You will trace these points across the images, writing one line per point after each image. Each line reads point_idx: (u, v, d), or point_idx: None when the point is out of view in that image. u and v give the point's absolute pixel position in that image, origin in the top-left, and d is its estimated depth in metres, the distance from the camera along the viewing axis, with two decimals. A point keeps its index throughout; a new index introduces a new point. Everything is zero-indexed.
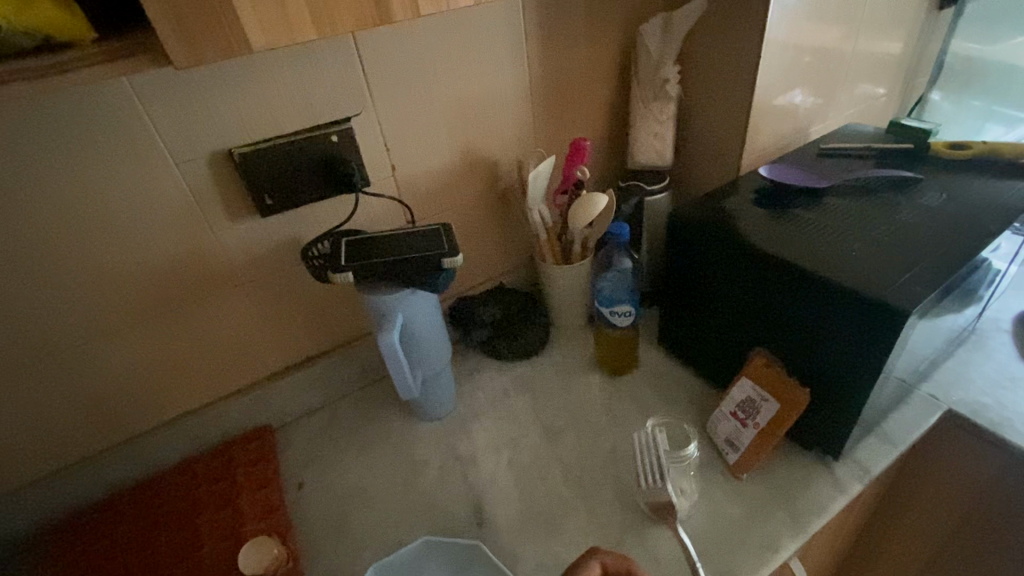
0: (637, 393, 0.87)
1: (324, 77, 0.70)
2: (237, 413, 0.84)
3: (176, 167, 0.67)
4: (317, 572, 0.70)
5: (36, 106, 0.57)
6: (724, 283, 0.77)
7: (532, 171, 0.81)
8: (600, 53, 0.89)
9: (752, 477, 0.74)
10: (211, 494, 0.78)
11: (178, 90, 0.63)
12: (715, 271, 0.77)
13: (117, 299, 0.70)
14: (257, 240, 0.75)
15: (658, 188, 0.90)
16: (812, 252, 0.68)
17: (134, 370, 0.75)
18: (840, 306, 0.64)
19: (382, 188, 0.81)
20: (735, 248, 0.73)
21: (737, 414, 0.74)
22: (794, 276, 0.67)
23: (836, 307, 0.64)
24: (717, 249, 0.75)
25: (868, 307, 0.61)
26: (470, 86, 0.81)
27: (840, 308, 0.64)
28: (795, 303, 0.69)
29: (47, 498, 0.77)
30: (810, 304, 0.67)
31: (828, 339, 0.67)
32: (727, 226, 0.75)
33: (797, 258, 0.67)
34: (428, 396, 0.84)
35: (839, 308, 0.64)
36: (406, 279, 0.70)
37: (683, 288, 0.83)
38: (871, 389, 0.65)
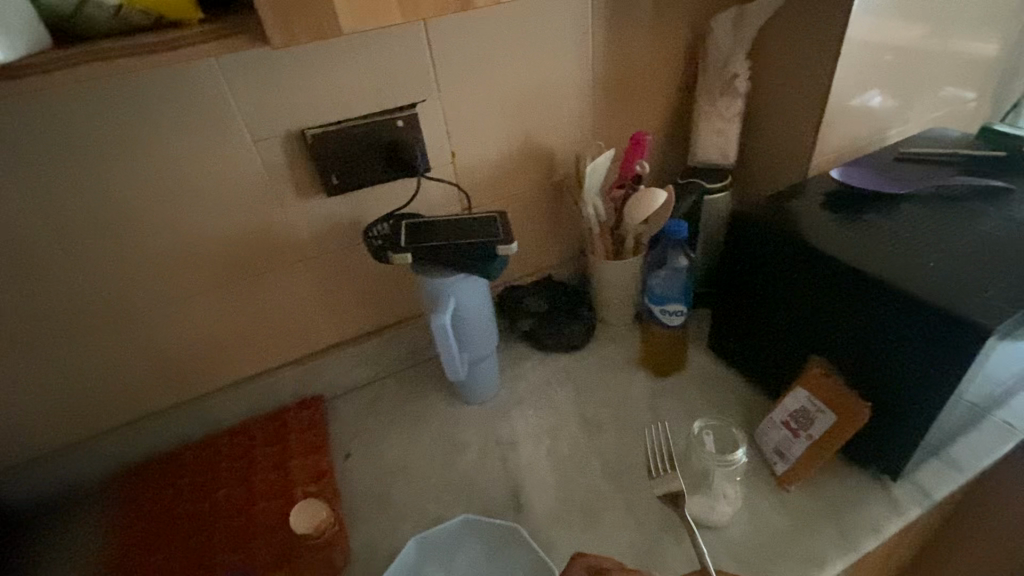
0: (683, 394, 0.86)
1: (394, 63, 0.72)
2: (293, 381, 0.89)
3: (254, 145, 0.71)
4: (359, 538, 0.73)
5: (137, 82, 0.62)
6: (785, 288, 0.74)
7: (589, 165, 0.82)
8: (667, 46, 0.87)
9: (802, 490, 0.71)
10: (266, 455, 0.82)
11: (261, 72, 0.67)
12: (774, 275, 0.75)
13: (193, 266, 0.75)
14: (321, 218, 0.79)
15: (719, 186, 0.87)
16: (883, 260, 0.65)
17: (204, 334, 0.81)
18: (912, 319, 0.60)
19: (442, 174, 0.83)
20: (800, 253, 0.70)
21: (788, 423, 0.72)
22: (862, 284, 0.64)
23: (907, 320, 0.61)
24: (780, 253, 0.72)
25: (944, 322, 0.58)
26: (533, 76, 0.81)
27: (913, 322, 0.61)
28: (861, 312, 0.65)
29: (122, 445, 0.83)
30: (878, 315, 0.64)
31: (894, 353, 0.63)
32: (792, 230, 0.72)
33: (866, 266, 0.64)
34: (473, 381, 0.86)
35: (910, 322, 0.61)
36: (461, 264, 0.72)
37: (739, 290, 0.81)
38: (940, 409, 0.62)
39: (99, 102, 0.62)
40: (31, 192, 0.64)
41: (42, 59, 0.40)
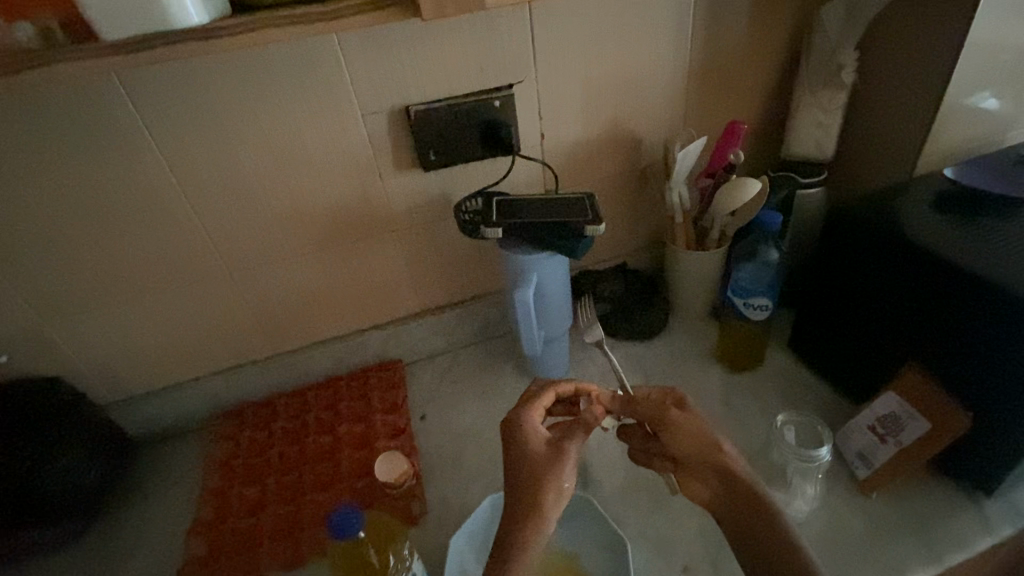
0: (758, 391, 0.85)
1: (496, 44, 0.75)
2: (374, 344, 0.94)
3: (362, 118, 0.75)
4: (435, 494, 0.78)
5: (266, 55, 0.67)
6: (882, 289, 0.71)
7: (681, 150, 0.81)
8: (769, 34, 0.85)
9: (884, 497, 0.70)
10: (349, 409, 0.89)
11: (375, 49, 0.71)
12: (870, 274, 0.72)
13: (299, 229, 0.81)
14: (415, 191, 0.83)
15: (813, 181, 0.85)
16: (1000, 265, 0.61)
17: (301, 293, 0.87)
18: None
19: (530, 155, 0.85)
20: (905, 251, 0.67)
21: (875, 428, 0.70)
22: (972, 289, 0.61)
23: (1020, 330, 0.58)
24: (881, 251, 0.70)
25: None
26: (629, 61, 0.81)
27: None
28: (967, 318, 0.62)
29: (220, 389, 0.91)
30: (987, 323, 0.60)
31: (1001, 364, 0.60)
32: (897, 227, 0.69)
33: (979, 270, 0.61)
34: (546, 358, 0.88)
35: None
36: (548, 242, 0.74)
37: (830, 289, 0.78)
38: None
39: (232, 72, 0.68)
40: (171, 153, 0.71)
41: (231, 23, 0.45)
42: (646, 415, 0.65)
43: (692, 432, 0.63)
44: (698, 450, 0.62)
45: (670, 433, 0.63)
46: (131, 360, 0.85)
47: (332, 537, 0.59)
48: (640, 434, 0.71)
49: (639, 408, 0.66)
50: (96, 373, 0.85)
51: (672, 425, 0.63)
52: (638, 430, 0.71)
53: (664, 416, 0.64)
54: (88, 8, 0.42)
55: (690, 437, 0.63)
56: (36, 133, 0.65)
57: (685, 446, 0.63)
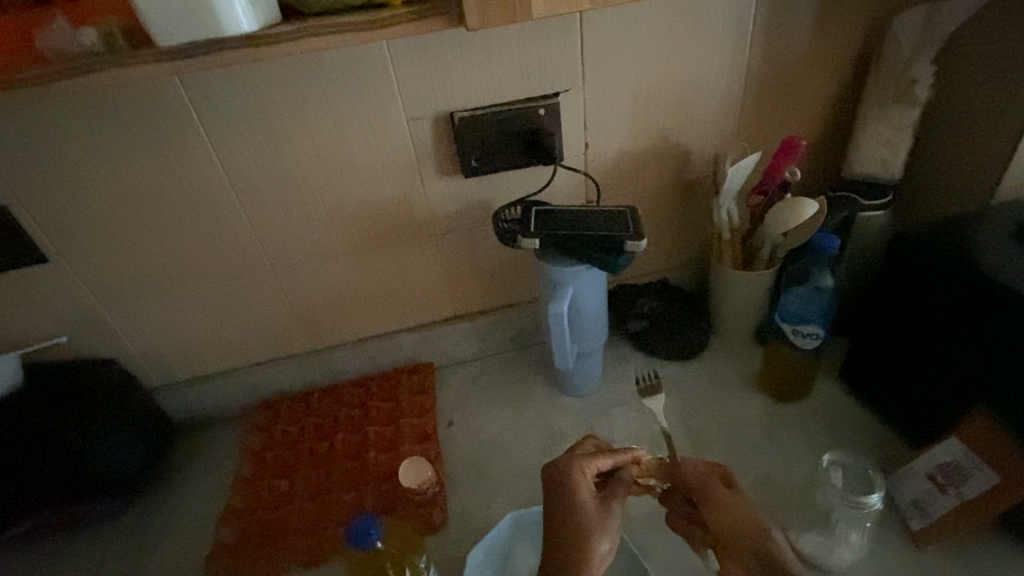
0: (802, 424, 0.80)
1: (544, 51, 0.74)
2: (407, 347, 0.94)
3: (406, 123, 0.76)
4: (457, 503, 0.78)
5: (317, 58, 0.69)
6: (949, 324, 0.66)
7: (732, 166, 0.77)
8: (834, 46, 0.80)
9: (940, 553, 0.65)
10: (379, 410, 0.89)
11: (423, 55, 0.71)
12: (935, 306, 0.67)
13: (340, 230, 0.83)
14: (455, 197, 0.83)
15: (876, 204, 0.79)
16: None
17: (339, 291, 0.88)
18: None
19: (573, 164, 0.83)
20: (981, 287, 0.61)
21: (935, 477, 0.64)
22: None
23: None
24: (952, 283, 0.64)
25: None
26: (681, 71, 0.78)
27: None
28: None
29: (258, 380, 0.93)
30: None
31: None
32: (970, 259, 0.63)
33: None
34: (579, 373, 0.86)
35: None
36: (585, 254, 0.72)
37: (888, 318, 0.73)
38: None
39: (284, 75, 0.69)
40: (223, 151, 0.74)
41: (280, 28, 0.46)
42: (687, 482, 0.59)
43: (734, 507, 0.55)
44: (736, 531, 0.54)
45: (710, 504, 0.57)
46: (177, 348, 0.89)
47: (349, 544, 0.60)
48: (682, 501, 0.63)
49: (679, 473, 0.60)
50: (146, 358, 0.89)
51: (713, 498, 0.57)
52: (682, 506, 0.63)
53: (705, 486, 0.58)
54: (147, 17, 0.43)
55: (730, 512, 0.55)
56: (102, 129, 0.69)
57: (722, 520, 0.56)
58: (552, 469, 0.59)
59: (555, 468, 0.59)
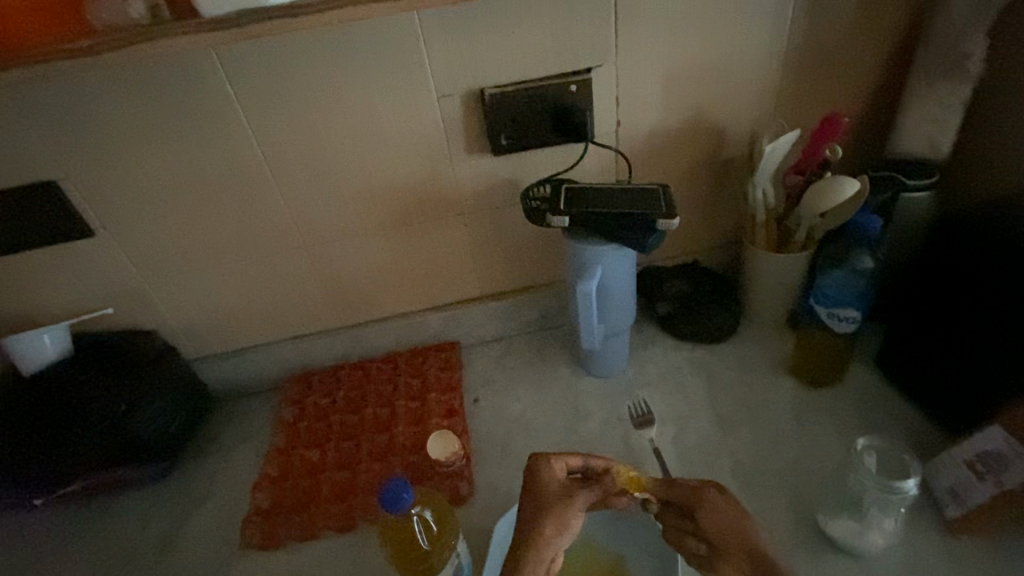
0: (834, 410, 0.79)
1: (577, 25, 0.72)
2: (434, 325, 0.96)
3: (437, 100, 0.75)
4: (482, 477, 0.79)
5: (350, 33, 0.69)
6: (1015, 319, 0.63)
7: (769, 144, 0.75)
8: (882, 17, 0.77)
9: (974, 543, 0.64)
10: (407, 385, 0.91)
11: (455, 30, 0.70)
12: (1000, 303, 0.64)
13: (370, 207, 0.84)
14: (484, 175, 0.83)
15: (922, 185, 0.76)
16: None
17: (370, 269, 0.90)
18: None
19: (604, 141, 0.82)
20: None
21: (973, 464, 0.62)
22: None
23: None
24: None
25: None
26: (719, 45, 0.76)
27: None
28: None
29: (290, 354, 0.96)
30: None
31: None
32: None
33: None
34: (606, 353, 0.86)
35: None
36: (617, 233, 0.71)
37: (941, 312, 0.70)
38: None
39: (319, 50, 0.70)
40: (259, 127, 0.75)
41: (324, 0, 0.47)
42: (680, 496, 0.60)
43: (727, 517, 0.56)
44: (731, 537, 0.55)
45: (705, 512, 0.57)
46: (214, 320, 0.92)
47: (383, 507, 0.60)
48: (676, 516, 0.62)
49: (671, 487, 0.61)
50: (184, 330, 0.92)
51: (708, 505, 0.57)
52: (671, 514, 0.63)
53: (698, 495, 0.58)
54: None
55: (723, 520, 0.56)
56: (145, 105, 0.71)
57: (719, 531, 0.56)
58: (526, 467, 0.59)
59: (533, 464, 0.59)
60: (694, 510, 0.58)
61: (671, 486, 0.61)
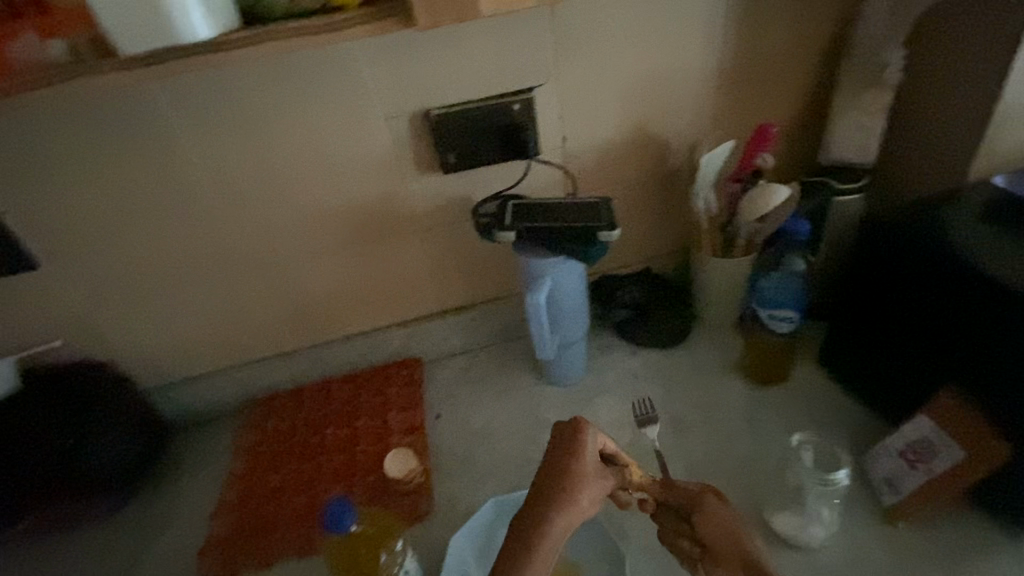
0: (781, 407, 0.81)
1: (516, 46, 0.75)
2: (395, 342, 0.96)
3: (384, 121, 0.77)
4: (443, 492, 0.80)
5: (292, 60, 0.70)
6: (933, 315, 0.66)
7: (705, 155, 0.79)
8: (806, 31, 0.81)
9: (911, 530, 0.67)
10: (368, 404, 0.91)
11: (397, 54, 0.72)
12: (918, 300, 0.67)
13: (322, 229, 0.84)
14: (435, 193, 0.84)
15: (852, 188, 0.80)
16: None
17: (326, 289, 0.90)
18: None
19: (552, 156, 0.84)
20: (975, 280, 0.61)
21: (906, 453, 0.66)
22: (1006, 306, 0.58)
23: None
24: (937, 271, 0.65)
25: None
26: (654, 61, 0.79)
27: None
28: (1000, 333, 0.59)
29: (250, 378, 0.95)
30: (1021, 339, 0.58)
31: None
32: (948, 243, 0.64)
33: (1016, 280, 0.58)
34: (562, 362, 0.87)
35: None
36: (562, 245, 0.74)
37: (872, 307, 0.73)
38: None
39: (261, 77, 0.71)
40: (205, 154, 0.75)
41: (240, 35, 0.47)
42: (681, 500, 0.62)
43: (728, 523, 0.58)
44: (728, 545, 0.57)
45: (705, 519, 0.59)
46: (169, 348, 0.91)
47: (326, 528, 0.61)
48: (670, 515, 0.64)
49: (674, 492, 0.62)
50: (140, 358, 0.91)
51: (709, 512, 0.59)
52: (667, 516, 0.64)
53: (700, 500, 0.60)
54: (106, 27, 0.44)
55: (725, 527, 0.58)
56: (86, 136, 0.71)
57: (716, 536, 0.58)
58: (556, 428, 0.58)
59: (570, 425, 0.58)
60: (694, 513, 0.60)
61: (672, 489, 0.62)
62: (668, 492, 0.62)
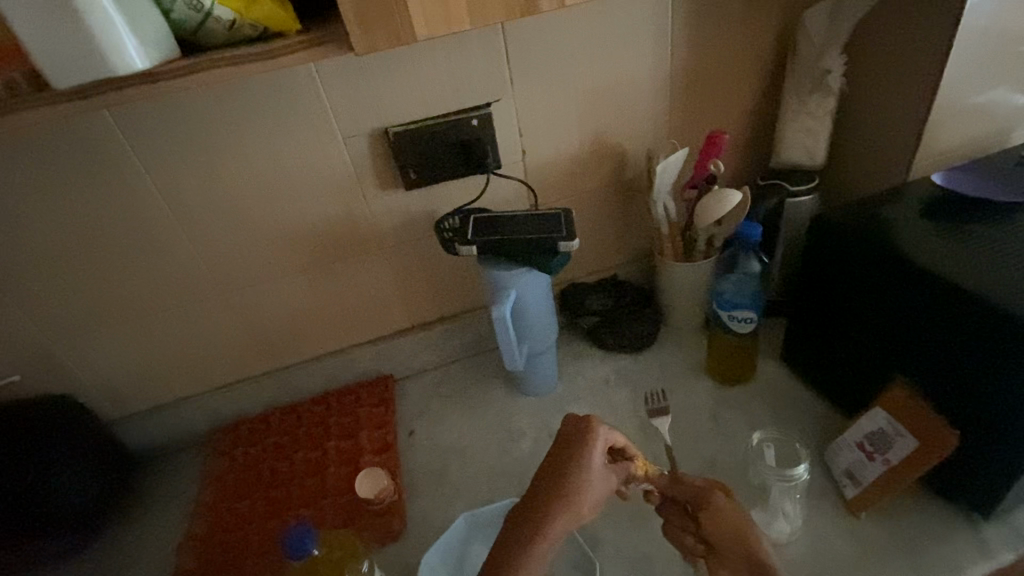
0: (747, 406, 0.83)
1: (472, 63, 0.76)
2: (365, 361, 0.96)
3: (343, 141, 0.77)
4: (417, 510, 0.80)
5: (247, 83, 0.70)
6: (878, 311, 0.69)
7: (660, 163, 0.80)
8: (752, 41, 0.84)
9: (872, 520, 0.69)
10: (340, 425, 0.90)
11: (352, 75, 0.73)
12: (863, 297, 0.70)
13: (285, 251, 0.84)
14: (397, 210, 0.84)
15: (803, 189, 0.83)
16: (970, 268, 0.61)
17: (292, 311, 0.89)
18: (995, 335, 0.57)
19: (513, 169, 0.85)
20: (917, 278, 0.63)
21: (864, 446, 0.68)
22: (940, 300, 0.61)
23: (985, 334, 0.58)
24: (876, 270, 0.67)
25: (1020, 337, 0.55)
26: (608, 74, 0.81)
27: (996, 337, 0.57)
28: (937, 326, 0.62)
29: (218, 405, 0.93)
30: (955, 329, 0.60)
31: (973, 376, 0.60)
32: (887, 241, 0.67)
33: (949, 274, 0.61)
34: (532, 372, 0.88)
35: (986, 345, 0.58)
36: (523, 257, 0.75)
37: (825, 311, 0.76)
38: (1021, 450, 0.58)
39: (217, 101, 0.71)
40: (159, 179, 0.74)
41: (172, 66, 0.47)
42: (686, 495, 0.65)
43: (732, 519, 0.61)
44: (731, 541, 0.60)
45: (710, 515, 0.62)
46: (132, 377, 0.89)
47: (287, 554, 0.63)
48: (675, 511, 0.67)
49: (681, 487, 0.66)
50: (101, 390, 0.88)
51: (715, 508, 0.62)
52: (673, 512, 0.67)
53: (707, 496, 0.63)
54: (39, 62, 0.44)
55: (727, 522, 0.61)
56: (33, 165, 0.70)
57: (720, 532, 0.61)
58: (564, 424, 0.63)
59: (579, 422, 0.63)
60: (700, 508, 0.63)
61: (679, 484, 0.66)
62: (675, 487, 0.66)
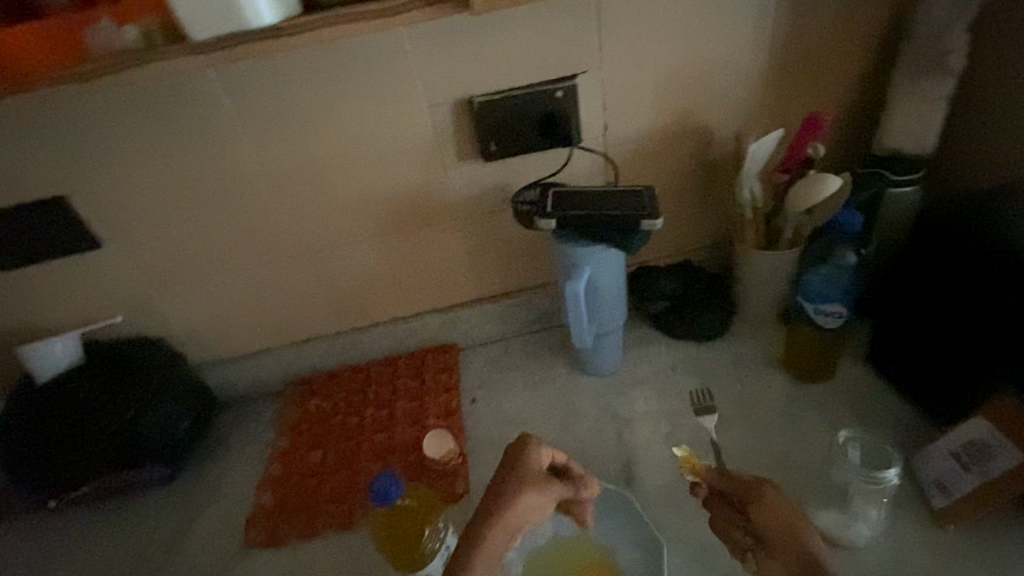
0: (825, 405, 0.79)
1: (561, 33, 0.74)
2: (431, 328, 0.98)
3: (428, 109, 0.78)
4: (478, 475, 0.82)
5: (342, 47, 0.72)
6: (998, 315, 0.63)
7: (753, 144, 0.77)
8: (864, 15, 0.78)
9: (959, 533, 0.65)
10: (406, 387, 0.93)
11: (442, 42, 0.73)
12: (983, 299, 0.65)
13: (365, 215, 0.86)
14: (474, 181, 0.85)
15: (907, 180, 0.78)
16: None
17: (366, 274, 0.92)
18: None
19: (593, 144, 0.84)
20: None
21: (959, 456, 0.63)
22: None
23: None
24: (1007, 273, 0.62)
25: None
26: (701, 47, 0.78)
27: None
28: None
29: (292, 359, 0.98)
30: None
31: None
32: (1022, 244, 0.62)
33: None
34: (598, 352, 0.87)
35: None
36: (603, 233, 0.73)
37: (932, 313, 0.71)
38: None
39: (312, 65, 0.73)
40: (255, 139, 0.78)
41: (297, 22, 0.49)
42: (735, 490, 0.63)
43: (788, 515, 0.59)
44: (783, 537, 0.58)
45: (760, 508, 0.60)
46: (217, 326, 0.94)
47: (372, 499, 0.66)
48: (724, 503, 0.66)
49: (729, 481, 0.64)
50: (190, 336, 0.95)
51: (766, 502, 0.60)
52: (723, 505, 0.66)
53: (758, 490, 0.61)
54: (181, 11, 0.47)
55: (777, 516, 0.59)
56: (145, 120, 0.74)
57: (775, 528, 0.59)
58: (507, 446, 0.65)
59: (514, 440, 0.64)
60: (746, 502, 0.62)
61: (727, 477, 0.64)
62: (721, 480, 0.64)
